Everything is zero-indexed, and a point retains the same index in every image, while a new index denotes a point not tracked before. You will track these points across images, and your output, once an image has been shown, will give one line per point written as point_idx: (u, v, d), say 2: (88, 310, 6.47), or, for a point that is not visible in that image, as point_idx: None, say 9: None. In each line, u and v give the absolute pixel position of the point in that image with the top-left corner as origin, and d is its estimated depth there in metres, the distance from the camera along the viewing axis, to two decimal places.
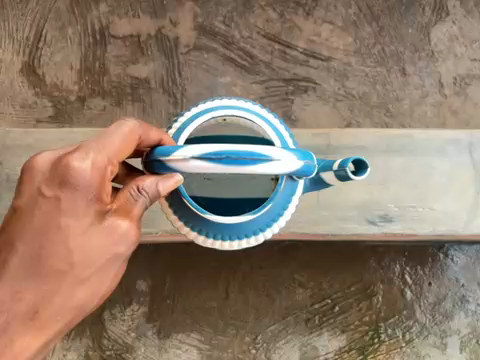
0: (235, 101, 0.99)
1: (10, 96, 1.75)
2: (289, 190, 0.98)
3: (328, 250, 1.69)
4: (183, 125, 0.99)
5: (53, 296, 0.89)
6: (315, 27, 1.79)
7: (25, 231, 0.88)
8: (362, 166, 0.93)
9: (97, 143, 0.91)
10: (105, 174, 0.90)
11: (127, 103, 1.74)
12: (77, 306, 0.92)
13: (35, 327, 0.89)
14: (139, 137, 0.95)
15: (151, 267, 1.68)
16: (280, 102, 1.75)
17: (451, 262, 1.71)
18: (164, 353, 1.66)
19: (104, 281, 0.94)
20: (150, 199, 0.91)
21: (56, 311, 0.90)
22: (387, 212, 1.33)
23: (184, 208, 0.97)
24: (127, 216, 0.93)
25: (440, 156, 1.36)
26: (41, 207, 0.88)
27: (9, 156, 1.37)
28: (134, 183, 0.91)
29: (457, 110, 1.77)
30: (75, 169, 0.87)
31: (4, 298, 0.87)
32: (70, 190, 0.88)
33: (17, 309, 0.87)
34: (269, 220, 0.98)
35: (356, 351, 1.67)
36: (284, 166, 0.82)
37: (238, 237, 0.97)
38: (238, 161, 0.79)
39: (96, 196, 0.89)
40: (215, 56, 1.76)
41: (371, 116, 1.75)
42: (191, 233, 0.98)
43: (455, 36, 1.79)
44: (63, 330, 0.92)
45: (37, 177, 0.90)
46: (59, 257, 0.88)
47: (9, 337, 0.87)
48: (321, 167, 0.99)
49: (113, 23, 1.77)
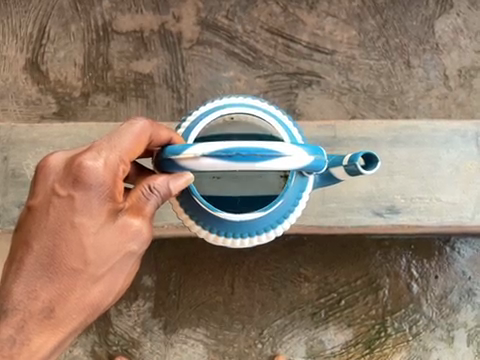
0: (240, 99, 1.00)
1: (15, 93, 1.76)
2: (299, 187, 0.98)
3: (335, 245, 1.68)
4: (191, 124, 0.99)
5: (68, 294, 0.92)
6: (318, 21, 1.78)
7: (39, 231, 0.91)
8: (372, 159, 0.94)
9: (108, 142, 0.93)
10: (117, 173, 0.92)
11: (131, 99, 1.74)
12: (92, 304, 0.94)
13: (50, 326, 0.91)
14: (150, 136, 0.95)
15: (156, 262, 1.68)
16: (284, 96, 1.74)
17: (458, 255, 1.70)
18: (170, 347, 1.67)
19: (118, 278, 0.97)
20: (162, 198, 0.92)
21: (71, 309, 0.92)
22: (393, 203, 1.33)
23: (194, 206, 0.98)
24: (139, 215, 0.95)
25: (446, 147, 1.35)
26: (55, 207, 0.91)
27: (15, 152, 1.38)
28: (146, 183, 0.93)
29: (462, 102, 1.77)
30: (88, 168, 0.90)
31: (20, 297, 0.90)
32: (83, 189, 0.90)
33: (33, 308, 0.90)
34: (280, 217, 0.98)
35: (363, 345, 1.67)
36: (294, 161, 0.83)
37: (250, 235, 0.98)
38: (247, 158, 0.80)
39: (109, 195, 0.91)
40: (219, 50, 1.76)
41: (376, 109, 1.75)
42: (202, 232, 0.99)
43: (460, 28, 1.78)
44: (79, 328, 0.95)
45: (51, 178, 0.93)
46: (73, 256, 0.91)
47: (27, 336, 0.90)
48: (331, 162, 0.99)
49: (117, 19, 1.76)
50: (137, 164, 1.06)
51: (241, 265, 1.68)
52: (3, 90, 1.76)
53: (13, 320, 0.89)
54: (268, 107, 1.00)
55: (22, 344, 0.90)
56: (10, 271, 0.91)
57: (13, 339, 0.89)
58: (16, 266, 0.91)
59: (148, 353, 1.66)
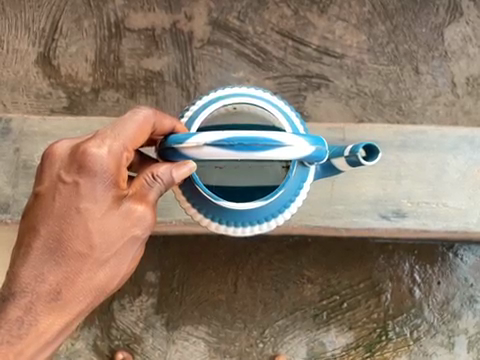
0: (244, 89, 1.01)
1: (26, 86, 1.77)
2: (300, 177, 1.00)
3: (339, 246, 1.68)
4: (194, 114, 1.00)
5: (75, 277, 0.94)
6: (329, 24, 1.80)
7: (46, 216, 0.94)
8: (373, 150, 0.95)
9: (113, 130, 0.95)
10: (121, 161, 0.94)
11: (140, 96, 1.75)
12: (98, 287, 0.97)
13: (57, 308, 0.94)
14: (153, 125, 0.97)
15: (161, 259, 1.68)
16: (292, 98, 1.76)
17: (460, 262, 1.71)
18: (171, 344, 1.67)
19: (123, 263, 0.99)
20: (165, 186, 0.94)
21: (77, 292, 0.95)
22: (399, 207, 1.35)
23: (196, 195, 0.99)
24: (142, 202, 0.96)
25: (453, 153, 1.37)
26: (61, 193, 0.94)
27: (27, 143, 1.39)
28: (149, 170, 0.94)
29: (469, 110, 1.78)
30: (93, 156, 0.93)
31: (28, 280, 0.93)
32: (88, 176, 0.93)
33: (41, 290, 0.93)
34: (280, 206, 1.00)
35: (363, 348, 1.69)
36: (295, 151, 0.83)
37: (251, 223, 1.00)
38: (249, 147, 0.81)
39: (113, 182, 0.94)
40: (229, 51, 1.77)
41: (383, 113, 1.76)
42: (204, 220, 1.00)
43: (469, 36, 1.80)
44: (86, 310, 0.98)
45: (57, 164, 0.96)
46: (79, 241, 0.94)
47: (34, 317, 0.93)
48: (332, 154, 1.00)
49: (129, 17, 1.78)
50: (141, 153, 1.07)
51: (245, 265, 1.68)
52: (14, 83, 1.77)
53: (21, 302, 0.93)
54: (271, 98, 1.01)
55: (30, 325, 0.93)
56: (18, 256, 0.94)
57: (21, 320, 0.93)
58: (24, 250, 0.94)
59: (149, 349, 1.67)
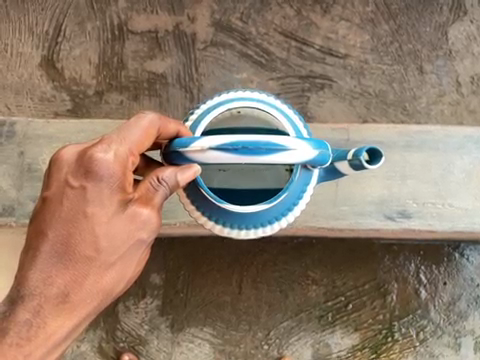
0: (249, 93, 1.00)
1: (30, 90, 1.77)
2: (304, 181, 0.98)
3: (343, 248, 1.68)
4: (198, 118, 1.00)
5: (82, 280, 0.94)
6: (332, 24, 1.79)
7: (53, 220, 0.94)
8: (376, 154, 0.94)
9: (118, 135, 0.95)
10: (127, 164, 0.94)
11: (144, 98, 1.75)
12: (105, 290, 0.97)
13: (66, 310, 0.93)
14: (158, 129, 0.97)
15: (165, 260, 1.68)
16: (296, 98, 1.75)
17: (467, 262, 1.70)
18: (176, 346, 1.67)
19: (128, 266, 0.99)
20: (170, 189, 0.94)
21: (85, 295, 0.94)
22: (404, 207, 1.34)
23: (200, 197, 0.98)
24: (148, 205, 0.96)
25: (459, 153, 1.36)
26: (68, 197, 0.94)
27: (31, 146, 1.39)
28: (154, 174, 0.94)
29: (474, 109, 1.77)
30: (99, 160, 0.93)
31: (37, 283, 0.92)
32: (94, 181, 0.93)
33: (49, 293, 0.93)
34: (284, 209, 0.99)
35: (369, 349, 1.67)
36: (299, 155, 0.83)
37: (254, 226, 0.99)
38: (253, 151, 0.80)
39: (120, 186, 0.94)
40: (232, 52, 1.77)
41: (387, 113, 1.75)
42: (208, 223, 0.98)
43: (473, 35, 1.79)
44: (92, 313, 0.97)
45: (64, 169, 0.96)
46: (86, 244, 0.94)
47: (43, 319, 0.92)
48: (335, 157, 0.99)
49: (132, 19, 1.78)
50: (146, 156, 1.07)
51: (249, 266, 1.68)
52: (18, 86, 1.78)
53: (30, 304, 0.92)
54: (276, 102, 1.00)
55: (39, 327, 0.92)
56: (26, 259, 0.94)
57: (29, 322, 0.92)
58: (32, 253, 0.93)
59: (154, 351, 1.67)
